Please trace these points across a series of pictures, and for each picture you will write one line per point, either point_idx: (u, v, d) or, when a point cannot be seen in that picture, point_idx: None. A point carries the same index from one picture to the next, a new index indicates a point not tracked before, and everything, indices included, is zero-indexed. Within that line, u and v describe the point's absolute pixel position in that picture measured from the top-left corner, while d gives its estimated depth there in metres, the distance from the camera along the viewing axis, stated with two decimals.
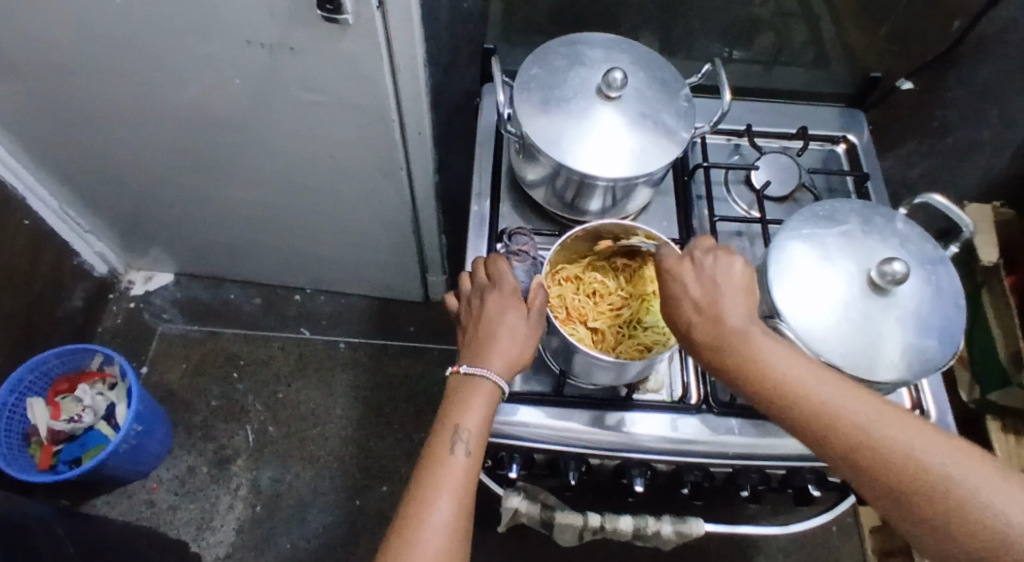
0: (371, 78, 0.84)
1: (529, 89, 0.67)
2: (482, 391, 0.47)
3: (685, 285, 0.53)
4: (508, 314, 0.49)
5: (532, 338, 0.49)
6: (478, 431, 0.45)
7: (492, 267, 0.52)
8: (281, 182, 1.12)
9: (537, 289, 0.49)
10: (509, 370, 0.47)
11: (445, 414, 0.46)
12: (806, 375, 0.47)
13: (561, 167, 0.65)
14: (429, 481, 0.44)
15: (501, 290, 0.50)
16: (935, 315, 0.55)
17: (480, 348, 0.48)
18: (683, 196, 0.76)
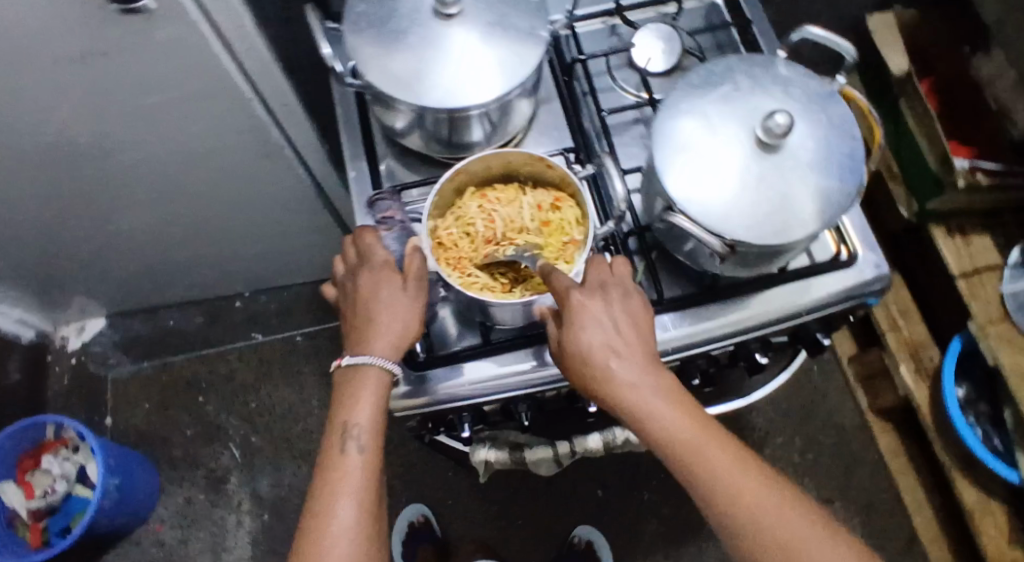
0: (204, 63, 0.76)
1: (362, 31, 0.60)
2: (369, 380, 0.43)
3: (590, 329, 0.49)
4: (383, 289, 0.44)
5: (415, 308, 0.45)
6: (370, 425, 0.43)
7: (359, 243, 0.47)
8: (166, 197, 1.04)
9: (412, 254, 0.45)
10: (398, 350, 0.44)
11: (335, 410, 0.44)
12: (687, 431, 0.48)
13: (419, 108, 0.59)
14: (326, 483, 0.42)
15: (371, 266, 0.46)
16: (833, 156, 0.52)
17: (361, 334, 0.44)
18: (568, 99, 0.70)
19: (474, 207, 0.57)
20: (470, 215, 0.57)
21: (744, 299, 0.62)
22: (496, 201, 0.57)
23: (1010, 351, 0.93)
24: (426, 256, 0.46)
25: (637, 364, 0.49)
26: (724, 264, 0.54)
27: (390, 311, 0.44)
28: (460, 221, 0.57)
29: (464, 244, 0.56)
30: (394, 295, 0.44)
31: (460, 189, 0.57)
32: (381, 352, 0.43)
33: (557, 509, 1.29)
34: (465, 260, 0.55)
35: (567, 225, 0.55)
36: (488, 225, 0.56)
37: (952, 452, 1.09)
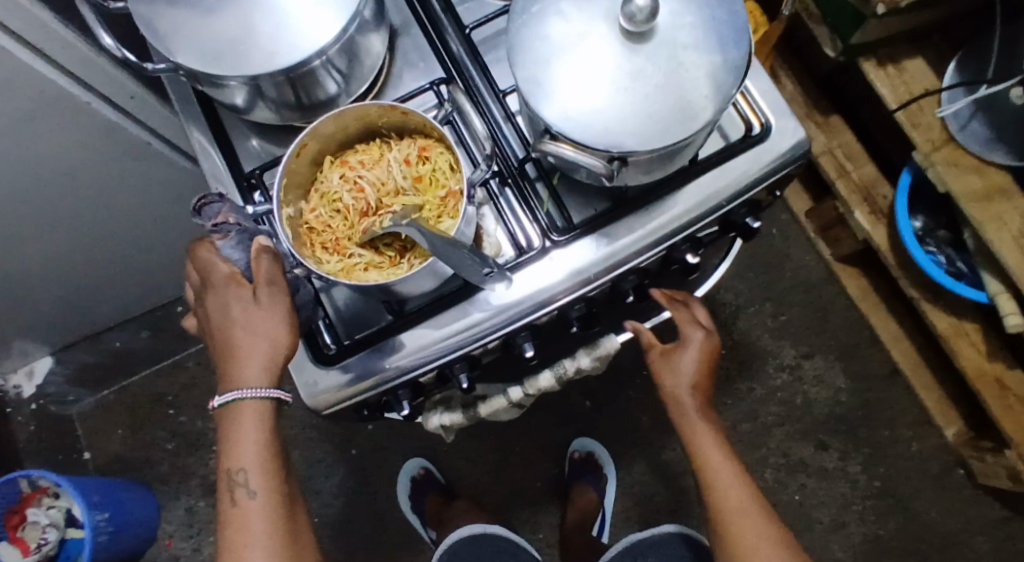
0: (10, 80, 0.65)
1: (154, 4, 0.51)
2: (247, 415, 0.41)
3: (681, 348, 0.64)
4: (234, 311, 0.39)
5: (277, 318, 0.39)
6: (257, 467, 0.42)
7: (196, 261, 0.41)
8: (50, 228, 0.95)
9: (254, 256, 0.38)
10: (271, 373, 0.40)
11: (221, 455, 0.42)
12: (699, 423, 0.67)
13: (246, 79, 0.51)
14: (228, 532, 0.42)
15: (214, 284, 0.40)
16: (711, 28, 0.45)
17: (228, 367, 0.40)
18: (424, 22, 0.61)
19: (337, 179, 0.50)
20: (334, 189, 0.50)
21: (660, 201, 0.57)
22: (359, 166, 0.50)
23: (958, 174, 0.90)
24: (275, 257, 0.40)
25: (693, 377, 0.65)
26: (621, 176, 0.48)
27: (248, 332, 0.39)
28: (327, 192, 0.50)
29: (337, 223, 0.49)
30: (248, 312, 0.39)
31: (317, 160, 0.50)
32: (252, 382, 0.39)
33: (551, 428, 1.30)
34: (342, 241, 0.49)
35: (442, 173, 0.49)
36: (357, 196, 0.50)
37: (917, 284, 1.08)
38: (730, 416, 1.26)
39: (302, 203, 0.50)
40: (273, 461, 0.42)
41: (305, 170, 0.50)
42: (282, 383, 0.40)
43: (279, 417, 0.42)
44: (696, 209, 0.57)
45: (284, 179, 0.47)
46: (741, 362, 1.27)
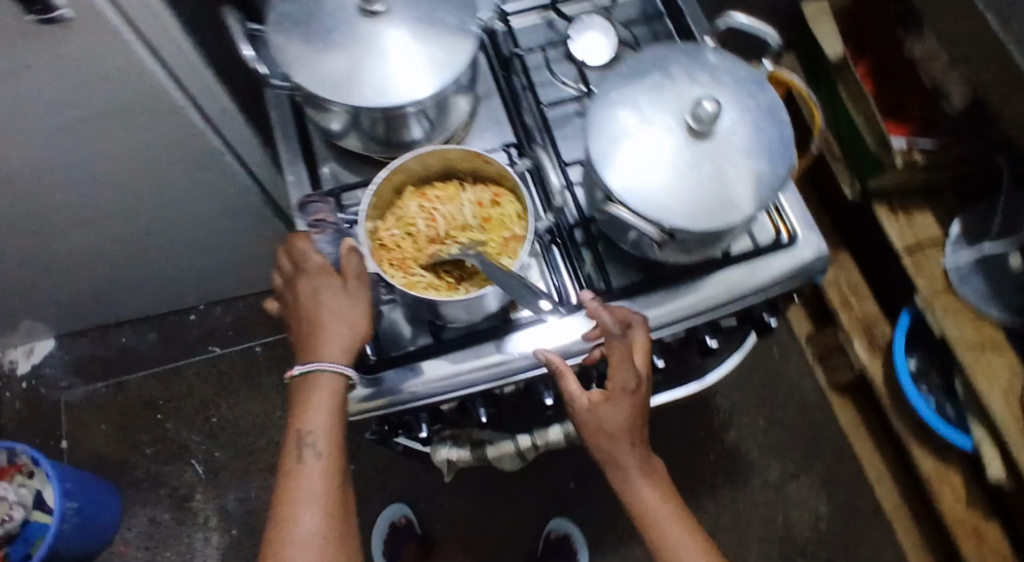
0: (130, 72, 0.73)
1: (284, 29, 0.58)
2: (322, 384, 0.44)
3: (619, 404, 0.54)
4: (322, 293, 0.45)
5: (358, 303, 0.45)
6: (325, 429, 0.45)
7: (290, 250, 0.47)
8: (107, 211, 1.01)
9: (346, 252, 0.45)
10: (348, 353, 0.45)
11: (293, 418, 0.45)
12: (654, 500, 0.56)
13: (350, 107, 0.57)
14: (286, 493, 0.44)
15: (307, 270, 0.46)
16: (763, 139, 0.53)
17: (309, 342, 0.45)
18: (506, 93, 0.70)
19: (414, 207, 0.56)
20: (411, 215, 0.56)
21: (693, 282, 0.63)
22: (436, 199, 0.57)
23: (955, 321, 0.96)
24: (363, 254, 0.46)
25: (636, 432, 0.56)
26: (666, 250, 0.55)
27: (334, 313, 0.44)
28: (405, 216, 0.56)
29: (407, 244, 0.55)
30: (335, 297, 0.44)
31: (401, 188, 0.57)
32: (329, 357, 0.44)
33: (535, 501, 1.29)
34: (409, 260, 0.55)
35: (510, 217, 0.55)
36: (430, 225, 0.56)
37: (907, 421, 1.13)
38: (711, 522, 1.26)
39: (380, 221, 0.56)
40: (340, 430, 0.45)
41: (388, 194, 0.56)
42: (353, 363, 0.45)
43: (348, 392, 0.46)
44: (725, 296, 0.62)
45: (372, 198, 0.53)
46: (728, 471, 1.29)
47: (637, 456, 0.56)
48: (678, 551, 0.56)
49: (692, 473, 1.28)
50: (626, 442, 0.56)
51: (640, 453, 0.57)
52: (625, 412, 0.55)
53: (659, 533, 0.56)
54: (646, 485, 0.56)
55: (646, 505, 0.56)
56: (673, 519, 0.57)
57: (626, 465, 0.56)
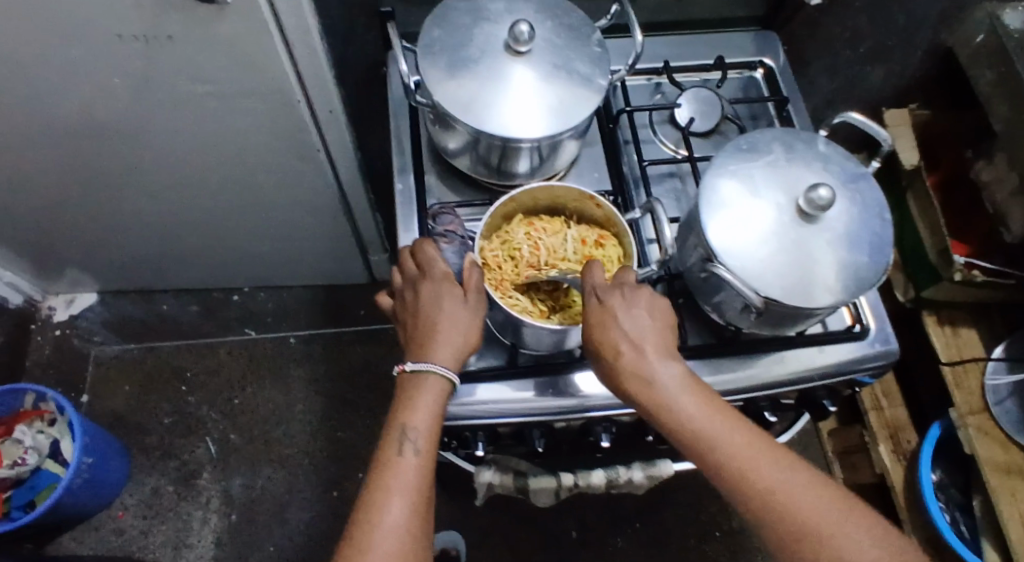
0: (264, 61, 0.78)
1: (433, 53, 0.62)
2: (430, 385, 0.48)
3: (615, 322, 0.51)
4: (445, 298, 0.48)
5: (475, 315, 0.49)
6: (426, 429, 0.47)
7: (419, 253, 0.51)
8: (191, 181, 1.05)
9: (470, 267, 0.48)
10: (458, 359, 0.48)
11: (396, 413, 0.48)
12: (712, 424, 0.49)
13: (480, 133, 0.61)
14: (381, 483, 0.46)
15: (433, 275, 0.49)
16: (866, 233, 0.56)
17: (423, 342, 0.48)
18: (611, 145, 0.74)
19: (521, 232, 0.60)
20: (516, 239, 0.59)
21: (764, 354, 0.65)
22: (542, 230, 0.60)
23: (986, 442, 0.97)
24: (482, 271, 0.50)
25: (661, 354, 0.51)
26: (756, 320, 0.57)
27: (454, 319, 0.48)
28: (510, 240, 0.59)
29: (508, 267, 0.58)
30: (456, 304, 0.48)
31: (511, 214, 0.60)
32: (441, 360, 0.48)
33: (533, 546, 1.26)
34: (507, 282, 0.58)
35: (609, 261, 0.58)
36: (533, 253, 0.59)
37: (921, 534, 1.11)
38: None
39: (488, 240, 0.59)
40: (438, 433, 0.48)
41: (499, 218, 0.59)
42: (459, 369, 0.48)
43: (449, 399, 0.49)
44: (794, 373, 0.64)
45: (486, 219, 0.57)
46: (730, 550, 1.27)
47: (674, 380, 0.50)
48: (763, 479, 0.48)
49: (694, 545, 1.27)
50: (648, 362, 0.51)
51: (679, 377, 0.51)
52: (628, 328, 0.51)
53: (739, 466, 0.48)
54: (697, 413, 0.50)
55: (704, 438, 0.49)
56: (774, 464, 0.49)
57: (663, 393, 0.50)
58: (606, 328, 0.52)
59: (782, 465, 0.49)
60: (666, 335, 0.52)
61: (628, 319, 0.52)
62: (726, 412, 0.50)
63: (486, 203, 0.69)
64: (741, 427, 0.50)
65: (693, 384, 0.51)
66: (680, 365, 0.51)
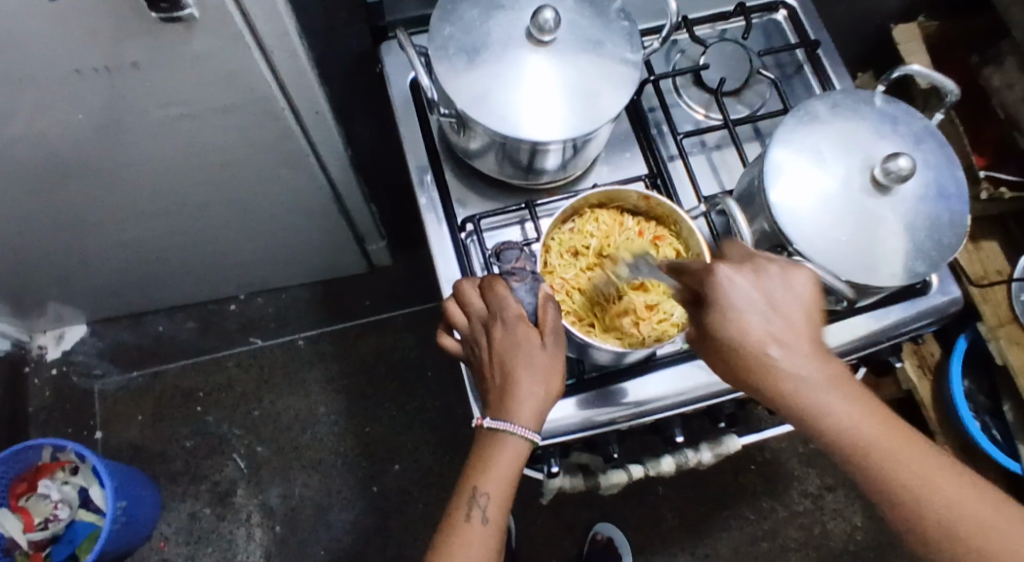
0: (241, 73, 0.70)
1: (448, 54, 0.55)
2: (505, 447, 0.48)
3: (742, 308, 0.43)
4: (522, 349, 0.48)
5: (553, 367, 0.48)
6: (497, 495, 0.48)
7: (490, 294, 0.50)
8: (171, 203, 0.97)
9: (544, 311, 0.48)
10: (536, 414, 0.48)
11: (470, 474, 0.49)
12: (870, 425, 0.43)
13: (512, 139, 0.55)
14: (451, 544, 0.49)
15: (506, 321, 0.48)
16: (940, 195, 0.53)
17: (501, 397, 0.48)
18: (638, 118, 0.69)
19: (596, 239, 0.59)
20: (583, 238, 0.59)
21: (830, 321, 0.63)
22: (604, 234, 0.59)
23: (1019, 352, 0.96)
24: (555, 314, 0.49)
25: (801, 346, 0.43)
26: (840, 304, 0.55)
27: (532, 375, 0.47)
28: (571, 250, 0.58)
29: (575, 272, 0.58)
30: (534, 354, 0.48)
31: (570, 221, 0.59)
32: (520, 420, 0.47)
33: (578, 510, 1.27)
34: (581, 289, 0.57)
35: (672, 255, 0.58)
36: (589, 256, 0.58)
37: (953, 444, 1.11)
38: (750, 531, 1.28)
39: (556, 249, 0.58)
40: (510, 499, 0.49)
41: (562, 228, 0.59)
42: (538, 428, 0.48)
43: (525, 458, 0.49)
44: (861, 337, 0.63)
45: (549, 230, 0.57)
46: (768, 480, 1.30)
47: (822, 378, 0.43)
48: (920, 477, 0.42)
49: (732, 482, 1.30)
50: (791, 358, 0.43)
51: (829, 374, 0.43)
52: (763, 319, 0.43)
53: (902, 471, 0.42)
54: (851, 412, 0.43)
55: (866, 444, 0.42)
56: (901, 445, 0.42)
57: (806, 391, 0.43)
58: (733, 320, 0.43)
59: (935, 460, 0.43)
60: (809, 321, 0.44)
61: (760, 307, 0.43)
62: (878, 410, 0.43)
63: (522, 207, 0.65)
64: (898, 428, 0.43)
65: (841, 376, 0.44)
66: (827, 363, 0.44)
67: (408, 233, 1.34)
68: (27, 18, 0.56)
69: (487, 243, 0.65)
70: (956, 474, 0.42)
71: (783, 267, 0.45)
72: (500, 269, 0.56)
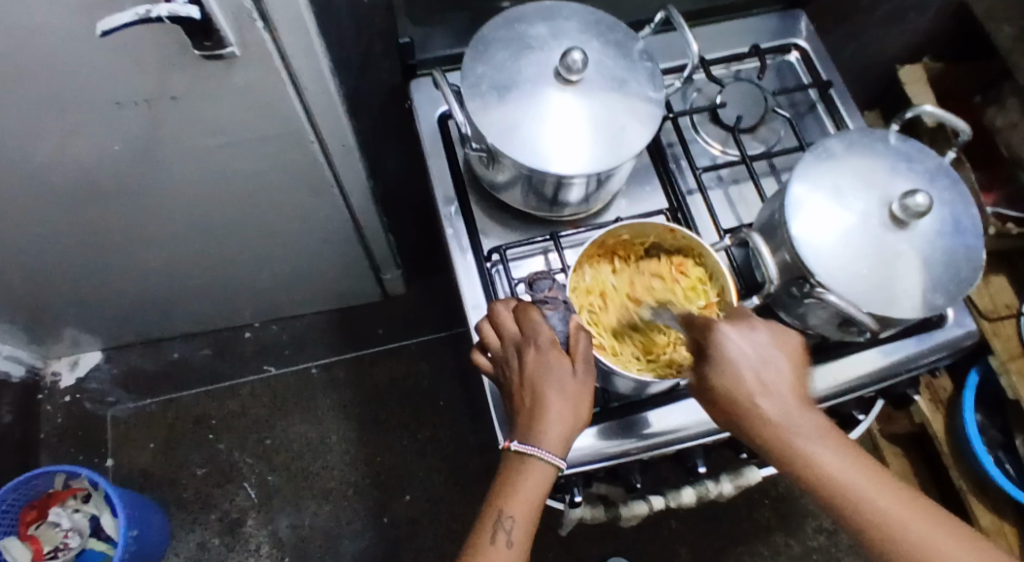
0: (273, 107, 0.73)
1: (480, 92, 0.58)
2: (533, 470, 0.49)
3: (734, 360, 0.48)
4: (554, 374, 0.49)
5: (582, 394, 0.49)
6: (522, 518, 0.49)
7: (523, 319, 0.51)
8: (195, 231, 0.99)
9: (577, 338, 0.50)
10: (563, 440, 0.48)
11: (497, 496, 0.50)
12: (841, 465, 0.46)
13: (538, 172, 0.57)
14: None
15: (539, 346, 0.50)
16: (955, 229, 0.55)
17: (531, 420, 0.49)
18: (658, 153, 0.71)
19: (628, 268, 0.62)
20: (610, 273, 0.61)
21: (853, 353, 0.64)
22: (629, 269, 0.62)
23: None
24: (586, 341, 0.51)
25: (785, 394, 0.48)
26: (864, 334, 0.55)
27: (562, 400, 0.48)
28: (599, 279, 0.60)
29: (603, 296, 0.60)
30: (565, 381, 0.49)
31: (603, 248, 0.60)
32: (548, 445, 0.48)
33: (590, 543, 1.25)
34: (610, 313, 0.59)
35: (697, 286, 0.60)
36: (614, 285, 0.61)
37: (967, 479, 1.10)
38: None
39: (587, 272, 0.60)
40: (534, 524, 0.49)
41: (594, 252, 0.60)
42: (565, 454, 0.49)
43: (551, 482, 0.50)
44: (883, 368, 0.64)
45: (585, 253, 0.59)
46: (782, 515, 1.29)
47: (808, 424, 0.47)
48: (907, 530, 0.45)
49: (745, 517, 1.29)
50: (789, 418, 0.47)
51: (817, 429, 0.47)
52: (749, 366, 0.48)
53: (868, 508, 0.45)
54: (839, 463, 0.46)
55: (838, 483, 0.46)
56: (881, 494, 0.46)
57: (792, 436, 0.47)
58: (724, 369, 0.48)
59: (911, 505, 0.46)
60: (795, 375, 0.49)
61: (749, 359, 0.48)
62: (860, 458, 0.47)
63: (547, 238, 0.67)
64: (876, 473, 0.47)
65: (828, 431, 0.48)
66: (807, 411, 0.48)
67: (422, 262, 1.37)
68: (79, 53, 0.59)
69: (513, 273, 0.67)
70: (926, 519, 0.45)
71: (772, 330, 0.50)
72: (533, 295, 0.58)
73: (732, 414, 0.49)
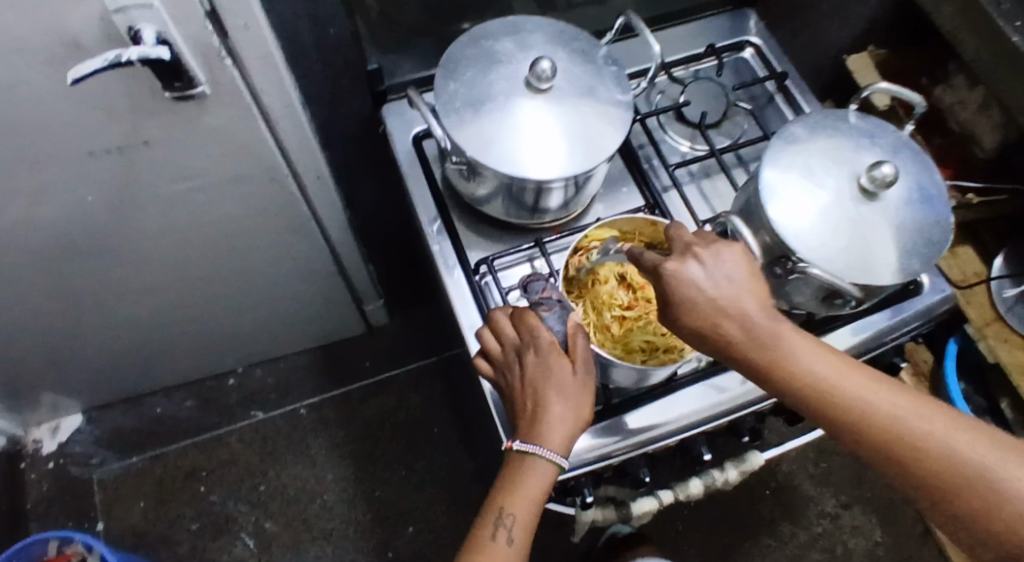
0: (247, 144, 0.73)
1: (455, 108, 0.59)
2: (535, 469, 0.49)
3: (702, 291, 0.46)
4: (556, 376, 0.49)
5: (584, 394, 0.50)
6: (523, 516, 0.49)
7: (522, 324, 0.52)
8: (174, 278, 0.98)
9: (576, 340, 0.50)
10: (565, 441, 0.49)
11: (499, 494, 0.50)
12: (835, 373, 0.45)
13: (517, 180, 0.59)
14: None
15: (539, 349, 0.50)
16: (922, 196, 0.57)
17: (533, 421, 0.49)
18: (630, 155, 0.73)
19: None
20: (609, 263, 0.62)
21: (837, 328, 0.66)
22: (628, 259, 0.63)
23: (1010, 349, 0.98)
24: (585, 342, 0.51)
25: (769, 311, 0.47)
26: (850, 304, 0.57)
27: (562, 400, 0.49)
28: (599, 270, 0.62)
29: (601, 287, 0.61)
30: (566, 382, 0.49)
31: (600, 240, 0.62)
32: (549, 445, 0.48)
33: None
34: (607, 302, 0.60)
35: None
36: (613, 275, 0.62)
37: None
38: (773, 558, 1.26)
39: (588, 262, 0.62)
40: (534, 522, 0.50)
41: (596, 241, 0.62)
42: (567, 453, 0.49)
43: (553, 482, 0.50)
44: (867, 339, 0.66)
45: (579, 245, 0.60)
46: (784, 505, 1.30)
47: (794, 339, 0.46)
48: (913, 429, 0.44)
49: (748, 511, 1.29)
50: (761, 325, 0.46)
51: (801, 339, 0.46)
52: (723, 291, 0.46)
53: (870, 414, 0.44)
54: (830, 372, 0.45)
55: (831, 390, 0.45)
56: (882, 397, 0.45)
57: (779, 350, 0.45)
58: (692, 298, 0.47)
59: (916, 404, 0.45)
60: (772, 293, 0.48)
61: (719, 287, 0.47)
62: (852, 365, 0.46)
63: (532, 245, 0.68)
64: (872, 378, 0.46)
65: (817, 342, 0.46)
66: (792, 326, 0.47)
67: (404, 291, 1.37)
68: (49, 105, 0.58)
69: (502, 283, 0.68)
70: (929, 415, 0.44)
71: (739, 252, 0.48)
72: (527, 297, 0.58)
73: (708, 343, 0.47)
